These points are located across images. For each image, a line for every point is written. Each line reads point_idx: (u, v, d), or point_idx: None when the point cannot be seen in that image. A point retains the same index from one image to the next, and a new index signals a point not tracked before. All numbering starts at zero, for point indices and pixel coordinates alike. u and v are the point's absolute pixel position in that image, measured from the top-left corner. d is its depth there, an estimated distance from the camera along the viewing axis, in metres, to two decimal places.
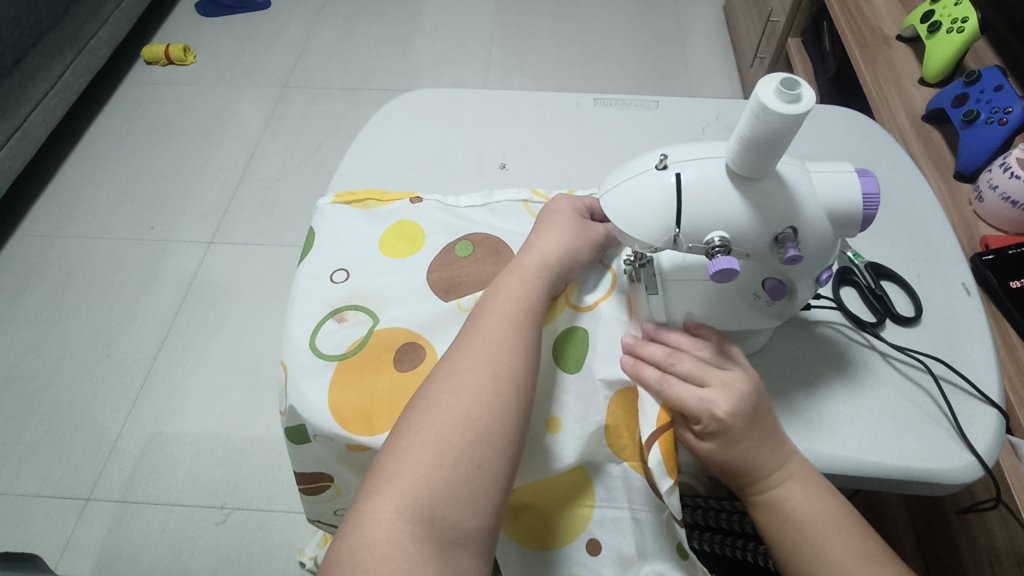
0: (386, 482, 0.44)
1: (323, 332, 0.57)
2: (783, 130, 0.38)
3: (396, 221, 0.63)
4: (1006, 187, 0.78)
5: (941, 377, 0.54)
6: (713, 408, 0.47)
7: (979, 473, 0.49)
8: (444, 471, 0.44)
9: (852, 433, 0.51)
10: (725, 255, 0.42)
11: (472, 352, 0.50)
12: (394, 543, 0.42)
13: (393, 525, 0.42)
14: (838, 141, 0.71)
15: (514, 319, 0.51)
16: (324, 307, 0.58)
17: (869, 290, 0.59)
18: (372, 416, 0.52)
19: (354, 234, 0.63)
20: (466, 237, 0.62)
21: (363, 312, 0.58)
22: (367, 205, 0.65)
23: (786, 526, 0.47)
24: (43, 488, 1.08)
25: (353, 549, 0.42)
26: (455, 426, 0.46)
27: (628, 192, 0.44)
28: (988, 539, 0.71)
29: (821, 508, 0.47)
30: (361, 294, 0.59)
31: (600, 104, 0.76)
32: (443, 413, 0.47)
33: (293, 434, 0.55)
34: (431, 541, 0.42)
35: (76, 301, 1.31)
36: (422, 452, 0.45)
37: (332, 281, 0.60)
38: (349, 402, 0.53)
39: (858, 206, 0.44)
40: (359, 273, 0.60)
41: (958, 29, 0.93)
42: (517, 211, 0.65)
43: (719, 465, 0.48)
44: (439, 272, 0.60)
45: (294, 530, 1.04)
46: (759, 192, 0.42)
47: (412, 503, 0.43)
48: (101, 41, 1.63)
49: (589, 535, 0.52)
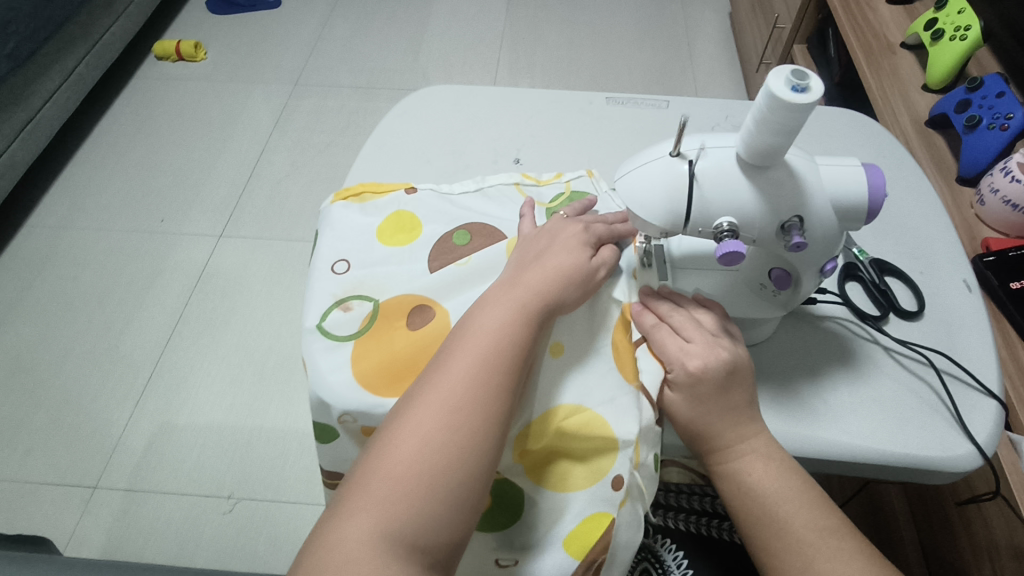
0: (434, 383, 0.46)
1: (328, 322, 0.57)
2: (793, 121, 0.39)
3: (393, 211, 0.64)
4: (1007, 191, 0.80)
5: (943, 370, 0.55)
6: (686, 361, 0.49)
7: (979, 463, 0.50)
8: (481, 394, 0.45)
9: (854, 420, 0.52)
10: (732, 239, 0.44)
11: (522, 282, 0.51)
12: (426, 455, 0.43)
13: (426, 438, 0.44)
14: (847, 139, 0.73)
15: (564, 253, 0.53)
16: (328, 297, 0.59)
17: (874, 285, 0.60)
18: (400, 377, 0.54)
19: (351, 227, 0.63)
20: (463, 227, 0.63)
21: (367, 300, 0.58)
22: (363, 198, 0.66)
23: (747, 500, 0.47)
24: (52, 475, 1.10)
25: (382, 452, 0.44)
26: (500, 349, 0.47)
27: (640, 178, 0.46)
28: (987, 531, 0.72)
29: (778, 479, 0.47)
30: (364, 284, 0.59)
31: (612, 102, 0.78)
32: (489, 338, 0.47)
33: (321, 433, 0.56)
34: (455, 460, 0.44)
35: (87, 291, 1.33)
36: (461, 373, 0.46)
37: (333, 272, 0.60)
38: (374, 369, 0.54)
39: (865, 197, 0.45)
40: (359, 263, 0.61)
41: (961, 37, 0.95)
42: (509, 194, 0.67)
43: (682, 426, 0.50)
44: (438, 259, 0.61)
45: (301, 521, 1.05)
46: (768, 181, 0.44)
47: (445, 418, 0.44)
48: (114, 36, 1.65)
49: (616, 471, 0.48)
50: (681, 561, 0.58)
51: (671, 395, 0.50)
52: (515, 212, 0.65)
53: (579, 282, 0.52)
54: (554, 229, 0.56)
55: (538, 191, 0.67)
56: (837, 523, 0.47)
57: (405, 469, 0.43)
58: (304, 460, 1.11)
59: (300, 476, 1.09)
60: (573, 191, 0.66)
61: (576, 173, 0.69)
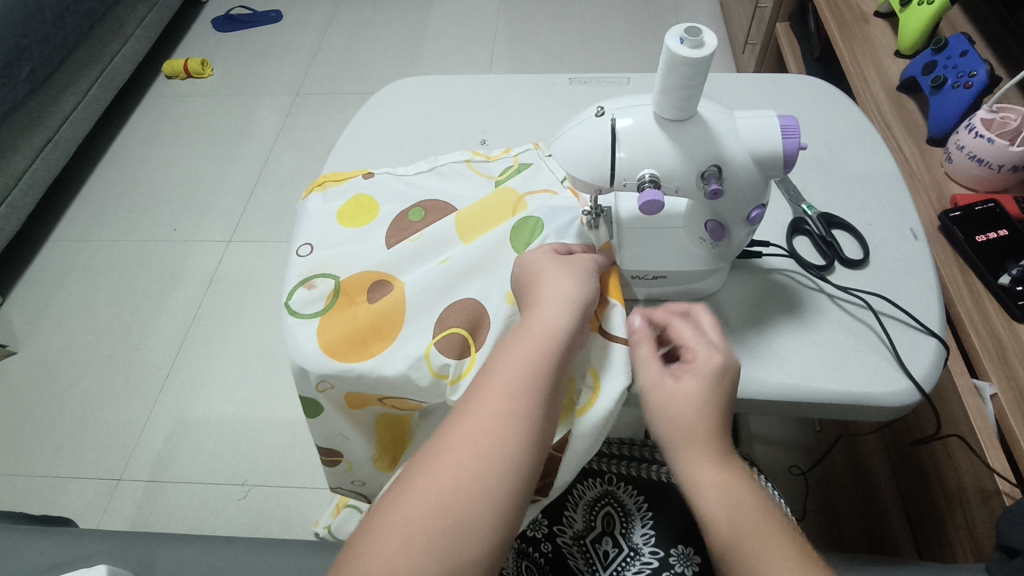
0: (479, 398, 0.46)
1: (294, 301, 0.61)
2: (693, 74, 0.42)
3: (352, 196, 0.69)
4: (972, 147, 0.81)
5: (882, 312, 0.57)
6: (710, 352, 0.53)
7: (916, 397, 0.53)
8: (517, 416, 0.45)
9: (797, 363, 0.55)
10: (653, 189, 0.47)
11: (547, 295, 0.51)
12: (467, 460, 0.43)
13: (459, 459, 0.43)
14: (802, 100, 0.75)
15: (576, 276, 0.53)
16: (295, 278, 0.63)
17: (821, 238, 0.63)
18: (363, 342, 0.58)
19: (315, 214, 0.68)
20: (418, 205, 0.68)
21: (329, 278, 0.62)
22: (324, 187, 0.71)
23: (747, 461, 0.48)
24: (78, 470, 1.16)
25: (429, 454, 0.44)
26: (529, 372, 0.47)
27: (570, 140, 0.49)
28: (958, 479, 0.74)
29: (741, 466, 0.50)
30: (326, 263, 0.64)
31: (575, 83, 0.81)
32: (520, 365, 0.47)
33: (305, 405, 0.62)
34: (491, 467, 0.43)
35: (107, 298, 1.40)
36: (497, 403, 0.46)
37: (298, 255, 0.65)
38: (338, 337, 0.58)
39: (778, 145, 0.48)
40: (321, 245, 0.65)
41: (928, 1, 0.97)
42: (460, 170, 0.71)
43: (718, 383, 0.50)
44: (395, 235, 0.65)
45: (311, 503, 1.10)
46: (685, 132, 0.47)
47: (491, 430, 0.45)
48: (125, 58, 1.72)
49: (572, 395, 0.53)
50: (646, 512, 0.59)
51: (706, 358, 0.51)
52: (465, 189, 0.69)
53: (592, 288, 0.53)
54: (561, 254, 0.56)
55: (488, 166, 0.71)
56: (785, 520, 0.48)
57: (455, 480, 0.43)
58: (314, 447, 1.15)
59: (310, 461, 1.14)
60: (520, 163, 0.70)
61: (523, 147, 0.73)
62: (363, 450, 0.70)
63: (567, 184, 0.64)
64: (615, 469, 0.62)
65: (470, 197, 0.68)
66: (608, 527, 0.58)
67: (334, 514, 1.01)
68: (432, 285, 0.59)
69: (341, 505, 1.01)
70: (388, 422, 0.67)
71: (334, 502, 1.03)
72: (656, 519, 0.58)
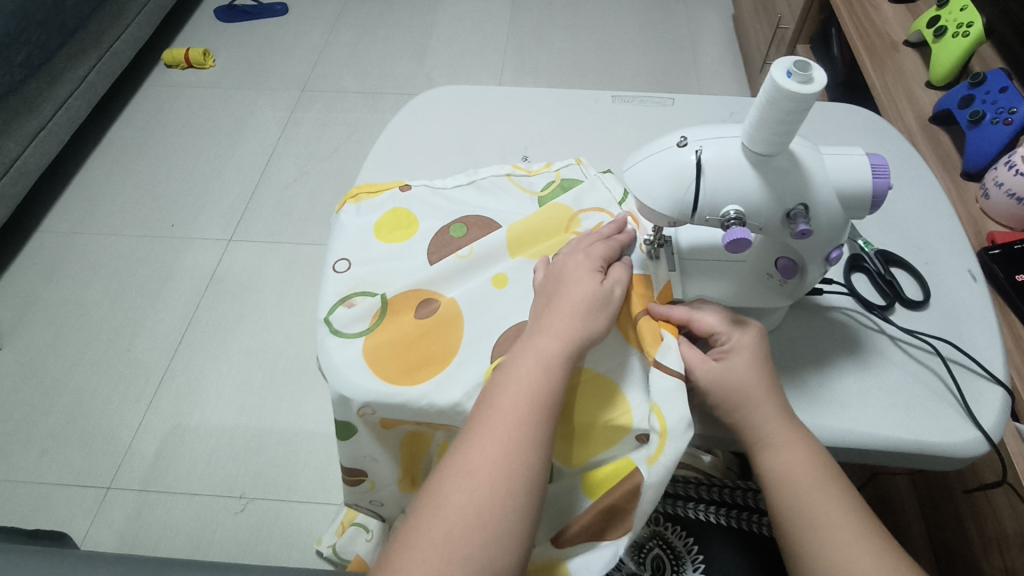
0: (472, 444, 0.47)
1: (335, 320, 0.58)
2: (796, 110, 0.40)
3: (389, 209, 0.66)
4: (1011, 184, 0.80)
5: (948, 358, 0.56)
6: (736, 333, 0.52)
7: (985, 448, 0.51)
8: (513, 466, 0.46)
9: (861, 408, 0.53)
10: (739, 227, 0.45)
11: (547, 329, 0.51)
12: (463, 518, 0.44)
13: (458, 520, 0.44)
14: (851, 133, 0.74)
15: (578, 308, 0.51)
16: (333, 296, 0.60)
17: (879, 276, 0.61)
18: (416, 367, 0.55)
19: (350, 228, 0.65)
20: (460, 221, 0.64)
21: (370, 296, 0.59)
22: (358, 199, 0.67)
23: (783, 479, 0.48)
24: (65, 476, 1.11)
25: (429, 509, 0.45)
26: (525, 423, 0.47)
27: (649, 169, 0.47)
28: (996, 524, 0.77)
29: (808, 461, 0.48)
30: (367, 281, 0.61)
31: (618, 100, 0.78)
32: (514, 408, 0.47)
33: (340, 429, 0.58)
34: (489, 524, 0.44)
35: (99, 294, 1.34)
36: (485, 462, 0.46)
37: (335, 271, 0.62)
38: (388, 359, 0.55)
39: (867, 185, 0.46)
40: (359, 261, 0.62)
41: (963, 34, 0.96)
42: (501, 184, 0.68)
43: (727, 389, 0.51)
44: (437, 252, 0.62)
45: (312, 519, 1.06)
46: (773, 168, 0.45)
47: (484, 481, 0.45)
48: (125, 44, 1.67)
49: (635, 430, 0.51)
50: (694, 551, 0.57)
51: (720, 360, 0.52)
52: (507, 203, 0.66)
53: (599, 313, 0.52)
54: (563, 266, 0.55)
55: (530, 180, 0.68)
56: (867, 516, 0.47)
57: (450, 539, 0.43)
58: (314, 461, 1.11)
59: (311, 474, 1.10)
60: (563, 178, 0.67)
61: (565, 161, 0.70)
62: (391, 473, 0.66)
63: (625, 208, 0.62)
64: (664, 509, 0.61)
65: (513, 215, 0.65)
66: (659, 571, 0.56)
67: (338, 533, 0.97)
68: (487, 309, 0.58)
69: (345, 523, 0.96)
70: (414, 442, 0.62)
71: (338, 521, 0.99)
72: (708, 564, 0.57)
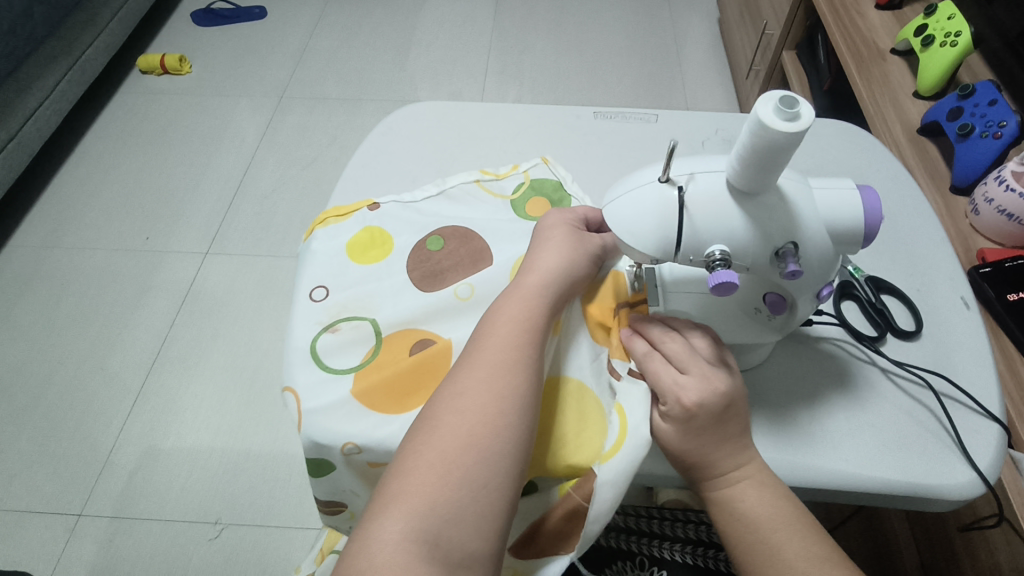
0: (473, 356, 0.49)
1: (320, 347, 0.56)
2: (784, 148, 0.38)
3: (362, 228, 0.64)
4: (1002, 201, 0.78)
5: (942, 392, 0.54)
6: (680, 395, 0.47)
7: (981, 489, 0.49)
8: (515, 366, 0.48)
9: (852, 447, 0.51)
10: (725, 269, 0.42)
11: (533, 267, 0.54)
12: (471, 412, 0.45)
13: (472, 413, 0.45)
14: (839, 152, 0.72)
15: (560, 252, 0.55)
16: (314, 326, 0.58)
17: (870, 304, 0.59)
18: (406, 393, 0.53)
19: (322, 253, 0.62)
20: (436, 232, 0.63)
21: (357, 320, 0.58)
22: (326, 223, 0.65)
23: (739, 526, 0.47)
24: (34, 503, 1.07)
25: (440, 410, 0.46)
26: (524, 331, 0.50)
27: (628, 205, 0.44)
28: (990, 555, 0.75)
29: (770, 506, 0.46)
30: (349, 306, 0.59)
31: (600, 116, 0.76)
32: (510, 323, 0.50)
33: (312, 468, 0.53)
34: (497, 414, 0.46)
35: (71, 311, 1.31)
36: (487, 365, 0.48)
37: (313, 299, 0.59)
38: (378, 387, 0.53)
39: (859, 220, 0.44)
40: (337, 287, 0.60)
41: (951, 43, 0.94)
42: (472, 190, 0.67)
43: (672, 452, 0.49)
44: (417, 268, 0.61)
45: (290, 546, 1.03)
46: (760, 206, 0.42)
47: (490, 379, 0.47)
48: (97, 51, 1.62)
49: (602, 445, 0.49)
50: None
51: (663, 423, 0.49)
52: (483, 210, 0.66)
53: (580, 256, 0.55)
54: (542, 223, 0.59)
55: (500, 184, 0.68)
56: (830, 551, 0.46)
57: (463, 429, 0.45)
58: (293, 483, 1.09)
59: (290, 499, 1.07)
60: (533, 179, 0.68)
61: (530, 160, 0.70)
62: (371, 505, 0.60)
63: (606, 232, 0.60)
64: (646, 551, 0.58)
65: (494, 223, 0.64)
66: None
67: (316, 562, 0.94)
68: None
69: (324, 553, 0.92)
70: None
71: (317, 549, 0.96)
72: None
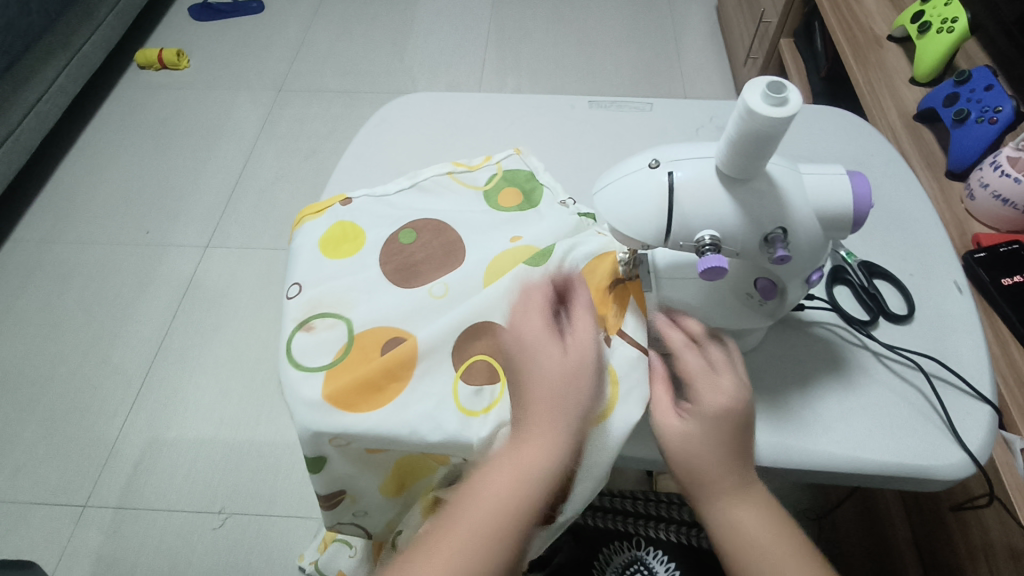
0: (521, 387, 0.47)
1: (295, 348, 0.56)
2: (771, 133, 0.38)
3: (335, 223, 0.64)
4: (998, 185, 0.79)
5: (933, 375, 0.54)
6: (716, 397, 0.47)
7: (972, 470, 0.50)
8: (566, 408, 0.46)
9: (845, 430, 0.51)
10: (714, 253, 0.43)
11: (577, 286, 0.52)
12: (517, 457, 0.44)
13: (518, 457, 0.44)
14: (834, 138, 0.72)
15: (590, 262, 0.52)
16: (291, 323, 0.58)
17: (862, 289, 0.59)
18: (377, 390, 0.52)
19: (300, 250, 0.63)
20: (408, 225, 0.62)
21: (330, 317, 0.57)
22: (304, 222, 0.65)
23: (738, 542, 0.45)
24: (40, 494, 1.08)
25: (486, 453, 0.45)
26: (576, 364, 0.47)
27: (620, 192, 0.45)
28: (983, 532, 0.75)
29: (772, 526, 0.45)
30: (323, 301, 0.58)
31: (595, 106, 0.77)
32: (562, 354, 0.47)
33: (312, 463, 0.54)
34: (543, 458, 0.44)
35: (73, 305, 1.31)
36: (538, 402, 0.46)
37: (288, 297, 0.60)
38: (348, 385, 0.52)
39: (848, 205, 0.44)
40: (312, 284, 0.60)
41: (947, 29, 0.94)
42: (444, 182, 0.67)
43: (681, 457, 0.46)
44: (391, 262, 0.60)
45: (293, 534, 1.04)
46: (750, 192, 0.43)
47: (538, 419, 0.45)
48: (95, 45, 1.63)
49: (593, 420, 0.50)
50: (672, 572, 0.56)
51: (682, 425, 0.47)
52: (452, 201, 0.65)
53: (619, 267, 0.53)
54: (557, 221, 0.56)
55: (472, 176, 0.68)
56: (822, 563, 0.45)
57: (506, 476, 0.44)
58: (296, 472, 1.10)
59: (293, 488, 1.08)
60: (505, 170, 0.68)
61: (506, 152, 0.70)
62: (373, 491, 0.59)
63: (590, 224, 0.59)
64: (643, 532, 0.60)
65: (465, 213, 0.64)
66: None
67: (320, 549, 0.95)
68: (452, 326, 0.54)
69: (328, 539, 0.94)
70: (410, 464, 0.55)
71: (320, 537, 0.97)
72: None
